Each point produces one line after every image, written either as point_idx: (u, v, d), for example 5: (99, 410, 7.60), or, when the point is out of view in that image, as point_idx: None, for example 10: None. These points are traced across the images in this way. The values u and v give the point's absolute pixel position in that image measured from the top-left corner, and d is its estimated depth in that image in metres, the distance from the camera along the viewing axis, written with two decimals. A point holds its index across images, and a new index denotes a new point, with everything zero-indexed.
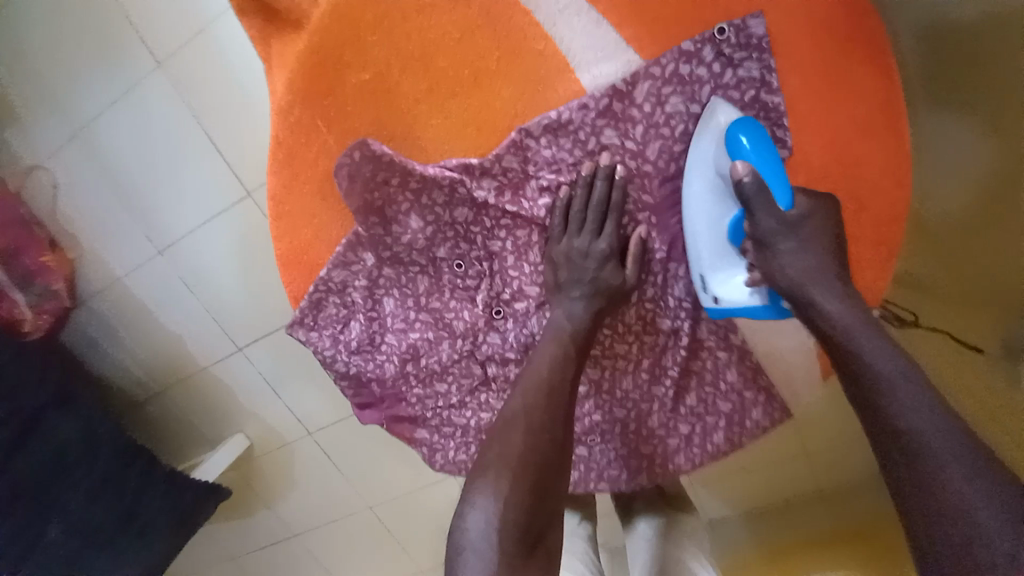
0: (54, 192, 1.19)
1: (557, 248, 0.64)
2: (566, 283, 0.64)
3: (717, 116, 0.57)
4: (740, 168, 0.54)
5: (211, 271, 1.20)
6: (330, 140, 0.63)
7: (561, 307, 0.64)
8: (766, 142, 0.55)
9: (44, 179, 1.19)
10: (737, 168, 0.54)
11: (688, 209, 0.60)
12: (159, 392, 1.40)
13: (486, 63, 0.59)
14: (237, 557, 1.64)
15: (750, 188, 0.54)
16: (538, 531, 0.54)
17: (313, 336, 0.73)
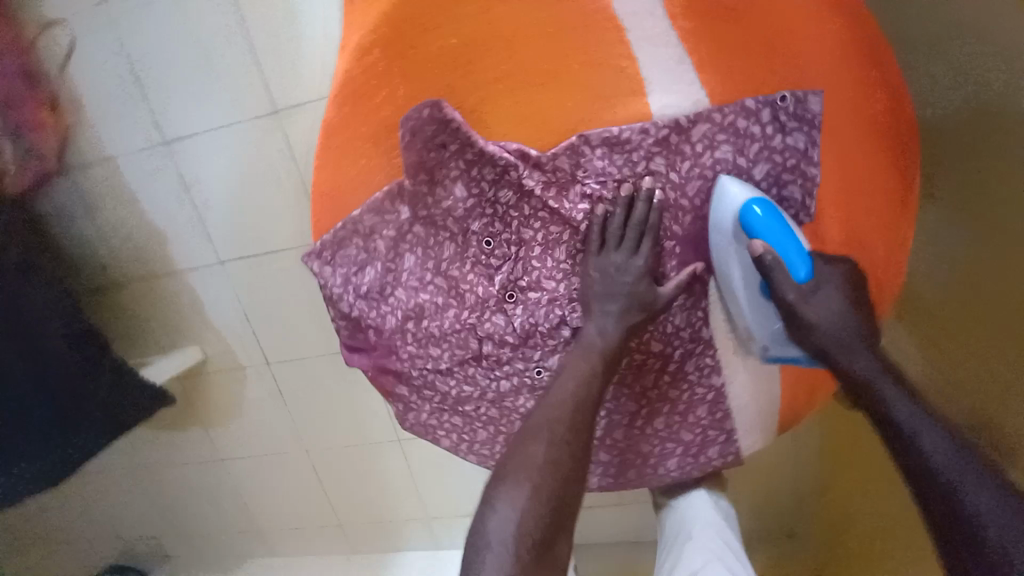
0: (65, 49, 1.12)
1: (597, 261, 0.68)
2: (602, 296, 0.68)
3: (727, 190, 0.62)
4: (758, 246, 0.60)
5: (214, 181, 1.18)
6: (398, 92, 0.64)
7: (594, 324, 0.69)
8: (776, 216, 0.60)
9: (60, 36, 1.11)
10: (756, 247, 0.60)
11: (722, 263, 0.66)
12: (123, 283, 1.36)
13: (567, 65, 0.62)
14: (156, 467, 1.60)
15: (770, 263, 0.61)
16: (551, 538, 0.59)
17: (325, 271, 0.74)
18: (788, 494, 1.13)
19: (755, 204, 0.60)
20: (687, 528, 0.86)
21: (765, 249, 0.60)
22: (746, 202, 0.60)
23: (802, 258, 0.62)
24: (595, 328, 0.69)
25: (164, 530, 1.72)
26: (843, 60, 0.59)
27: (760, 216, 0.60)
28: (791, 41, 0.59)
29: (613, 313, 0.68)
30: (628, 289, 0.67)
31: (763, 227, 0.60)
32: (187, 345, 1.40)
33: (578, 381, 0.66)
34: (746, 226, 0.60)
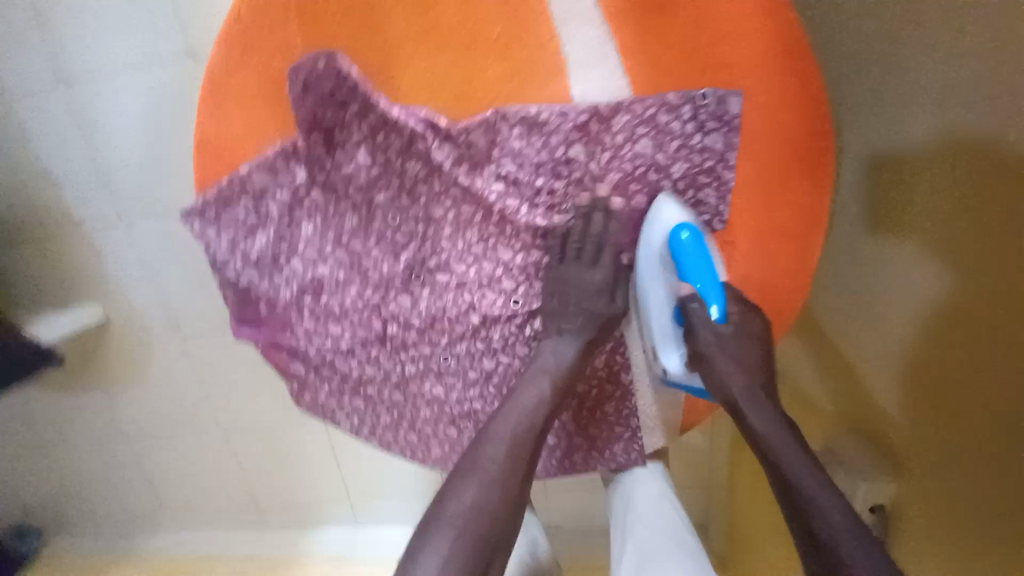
0: None
1: (557, 274, 0.67)
2: (561, 311, 0.67)
3: (662, 211, 0.62)
4: (683, 287, 0.62)
5: (115, 120, 1.03)
6: (289, 36, 0.55)
7: (551, 348, 0.66)
8: (703, 249, 0.62)
9: None
10: (681, 287, 0.62)
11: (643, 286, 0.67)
12: (7, 227, 1.19)
13: (487, 30, 0.56)
14: (48, 434, 1.46)
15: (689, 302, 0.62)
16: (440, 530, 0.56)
17: (208, 234, 0.65)
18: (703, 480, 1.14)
19: (684, 230, 0.61)
20: (634, 518, 0.73)
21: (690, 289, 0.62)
22: (677, 226, 0.61)
23: (719, 295, 0.63)
24: (553, 349, 0.66)
25: (60, 502, 1.57)
26: (777, 56, 0.54)
27: (686, 244, 0.61)
28: (723, 31, 0.54)
29: (573, 331, 0.66)
30: (583, 303, 0.66)
31: (687, 255, 0.61)
32: (86, 303, 1.24)
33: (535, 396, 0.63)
34: (674, 252, 0.62)
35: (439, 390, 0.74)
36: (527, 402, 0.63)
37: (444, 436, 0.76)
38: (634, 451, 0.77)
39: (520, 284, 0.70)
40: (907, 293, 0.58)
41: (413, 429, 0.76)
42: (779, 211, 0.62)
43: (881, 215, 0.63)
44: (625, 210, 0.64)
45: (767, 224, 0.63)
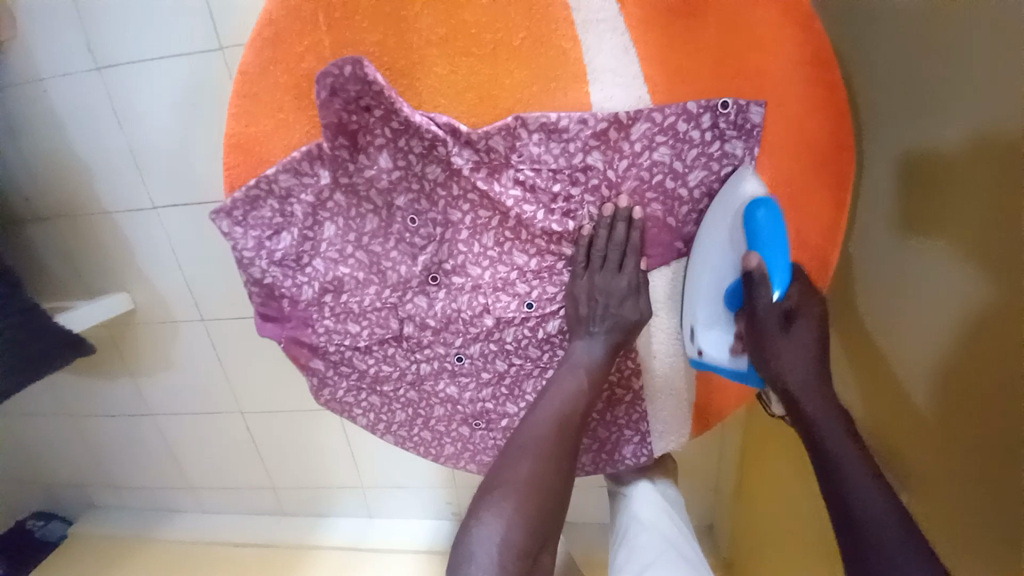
0: None
1: (581, 283, 0.68)
2: (587, 318, 0.68)
3: (742, 186, 0.59)
4: (752, 259, 0.57)
5: (151, 116, 1.08)
6: (324, 43, 0.58)
7: (583, 347, 0.68)
8: (781, 228, 0.57)
9: None
10: (750, 258, 0.58)
11: (699, 261, 0.64)
12: (48, 218, 1.25)
13: (509, 37, 0.57)
14: (80, 416, 1.52)
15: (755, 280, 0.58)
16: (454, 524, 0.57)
17: (236, 232, 0.68)
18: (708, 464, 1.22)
19: (762, 205, 0.57)
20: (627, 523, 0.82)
21: (759, 265, 0.57)
22: (755, 200, 0.58)
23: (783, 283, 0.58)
24: (583, 348, 0.68)
25: (87, 481, 1.64)
26: (795, 69, 0.56)
27: (761, 221, 0.57)
28: (747, 45, 0.56)
29: (600, 336, 0.67)
30: (610, 308, 0.67)
31: (761, 234, 0.57)
32: (115, 292, 1.29)
33: (561, 399, 0.64)
34: (748, 227, 0.58)
35: (453, 390, 0.76)
36: (558, 396, 0.65)
37: (456, 433, 0.78)
38: (644, 456, 0.78)
39: (534, 288, 0.70)
40: (930, 282, 0.53)
41: (427, 427, 0.78)
42: (796, 225, 0.62)
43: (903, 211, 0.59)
44: (643, 218, 0.64)
45: (783, 237, 0.63)
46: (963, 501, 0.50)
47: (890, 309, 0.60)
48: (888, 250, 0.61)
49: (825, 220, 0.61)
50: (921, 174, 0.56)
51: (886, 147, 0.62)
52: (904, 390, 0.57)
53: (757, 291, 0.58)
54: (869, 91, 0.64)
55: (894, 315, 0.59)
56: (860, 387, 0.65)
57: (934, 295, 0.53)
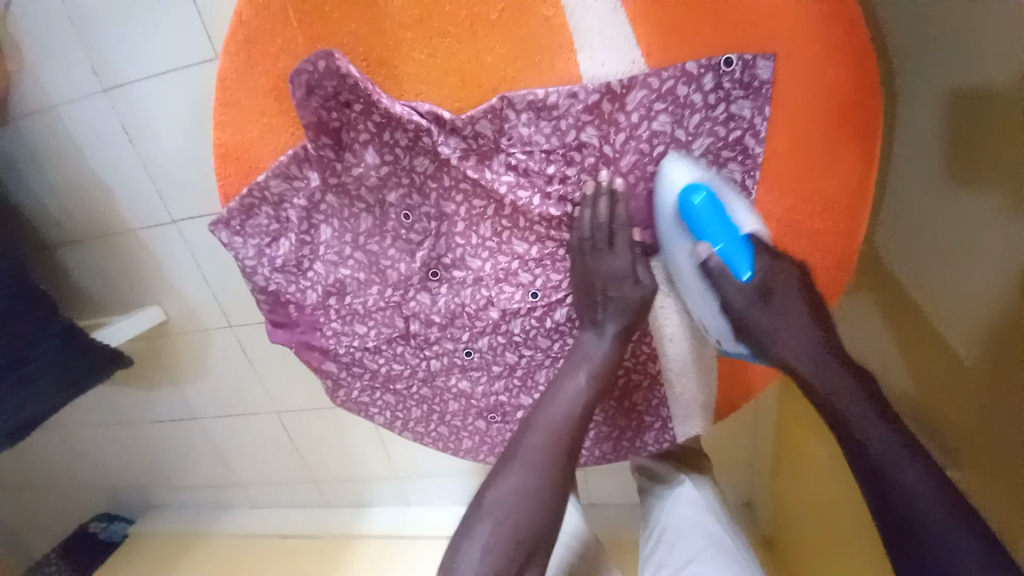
0: None
1: (580, 271, 0.64)
2: (594, 308, 0.65)
3: (671, 175, 0.57)
4: (702, 250, 0.59)
5: (158, 133, 1.10)
6: (297, 39, 0.56)
7: (591, 339, 0.65)
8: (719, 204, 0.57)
9: None
10: (700, 250, 0.59)
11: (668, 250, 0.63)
12: (78, 241, 1.30)
13: (487, 11, 0.53)
14: (131, 424, 1.61)
15: (713, 270, 0.59)
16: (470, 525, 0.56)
17: (236, 242, 0.68)
18: (739, 445, 1.20)
19: (699, 192, 0.56)
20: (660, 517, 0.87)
21: (709, 252, 0.59)
22: (685, 189, 0.56)
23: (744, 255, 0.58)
24: (592, 341, 0.65)
25: (145, 483, 1.75)
26: (805, 13, 0.51)
27: (700, 209, 0.56)
28: None
29: (609, 323, 0.64)
30: (611, 294, 0.64)
31: (704, 222, 0.57)
32: (147, 306, 1.34)
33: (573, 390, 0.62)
34: (687, 217, 0.58)
35: (465, 384, 0.74)
36: (570, 392, 0.63)
37: (473, 427, 0.77)
38: (667, 442, 0.75)
39: (538, 276, 0.67)
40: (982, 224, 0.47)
41: (444, 421, 0.78)
42: (816, 182, 0.57)
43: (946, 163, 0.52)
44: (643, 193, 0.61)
45: (800, 203, 0.58)
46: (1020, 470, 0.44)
47: (935, 269, 0.54)
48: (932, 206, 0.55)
49: (846, 182, 0.56)
50: (967, 120, 0.49)
51: (925, 87, 0.54)
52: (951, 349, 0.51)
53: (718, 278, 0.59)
54: (901, 27, 0.56)
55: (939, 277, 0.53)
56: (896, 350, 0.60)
57: (986, 255, 0.47)
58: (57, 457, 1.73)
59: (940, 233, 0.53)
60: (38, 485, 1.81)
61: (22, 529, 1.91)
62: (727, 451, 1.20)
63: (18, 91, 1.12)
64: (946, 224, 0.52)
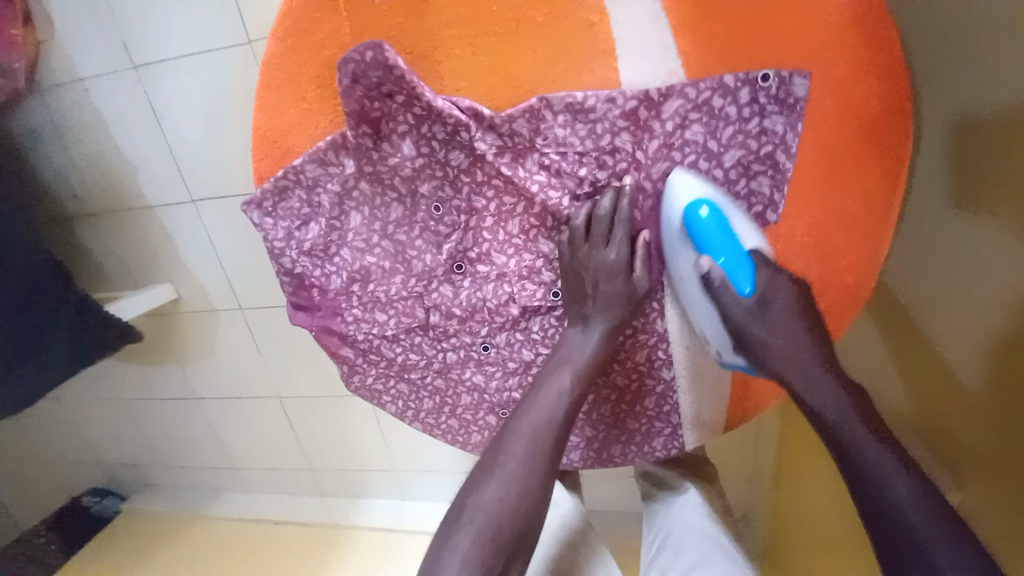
0: None
1: (575, 263, 0.65)
2: (586, 302, 0.65)
3: (677, 189, 0.59)
4: (704, 263, 0.60)
5: (186, 112, 1.11)
6: (345, 29, 0.58)
7: (577, 337, 0.65)
8: (725, 224, 0.58)
9: None
10: (703, 263, 0.60)
11: (671, 260, 0.64)
12: (96, 214, 1.31)
13: (533, 13, 0.55)
14: (132, 400, 1.62)
15: (716, 282, 0.60)
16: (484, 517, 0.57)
17: (267, 223, 0.69)
18: (742, 461, 1.20)
19: (703, 205, 0.57)
20: (665, 519, 0.89)
21: (712, 266, 0.59)
22: (694, 202, 0.58)
23: (747, 271, 0.59)
24: (577, 340, 0.65)
25: (141, 460, 1.75)
26: (844, 35, 0.52)
27: (706, 221, 0.57)
28: (791, 11, 0.51)
29: (596, 319, 0.65)
30: (601, 288, 0.64)
31: (708, 233, 0.58)
32: (159, 283, 1.35)
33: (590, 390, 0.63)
34: (691, 228, 0.59)
35: (479, 379, 0.75)
36: (557, 387, 0.63)
37: (485, 423, 0.77)
38: (674, 449, 0.75)
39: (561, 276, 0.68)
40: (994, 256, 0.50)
41: (455, 414, 0.78)
42: (837, 200, 0.58)
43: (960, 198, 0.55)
44: None
45: (823, 218, 0.59)
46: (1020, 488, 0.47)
47: (945, 297, 0.57)
48: (945, 237, 0.58)
49: (870, 200, 0.57)
50: (980, 160, 0.52)
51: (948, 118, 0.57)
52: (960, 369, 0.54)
53: (720, 292, 0.60)
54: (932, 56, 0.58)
55: (948, 305, 0.56)
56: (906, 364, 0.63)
57: (991, 287, 0.50)
58: (55, 429, 1.73)
59: (951, 264, 0.56)
60: (34, 456, 1.81)
61: (13, 500, 1.90)
62: (730, 467, 1.21)
63: (48, 61, 1.13)
64: (956, 255, 0.55)
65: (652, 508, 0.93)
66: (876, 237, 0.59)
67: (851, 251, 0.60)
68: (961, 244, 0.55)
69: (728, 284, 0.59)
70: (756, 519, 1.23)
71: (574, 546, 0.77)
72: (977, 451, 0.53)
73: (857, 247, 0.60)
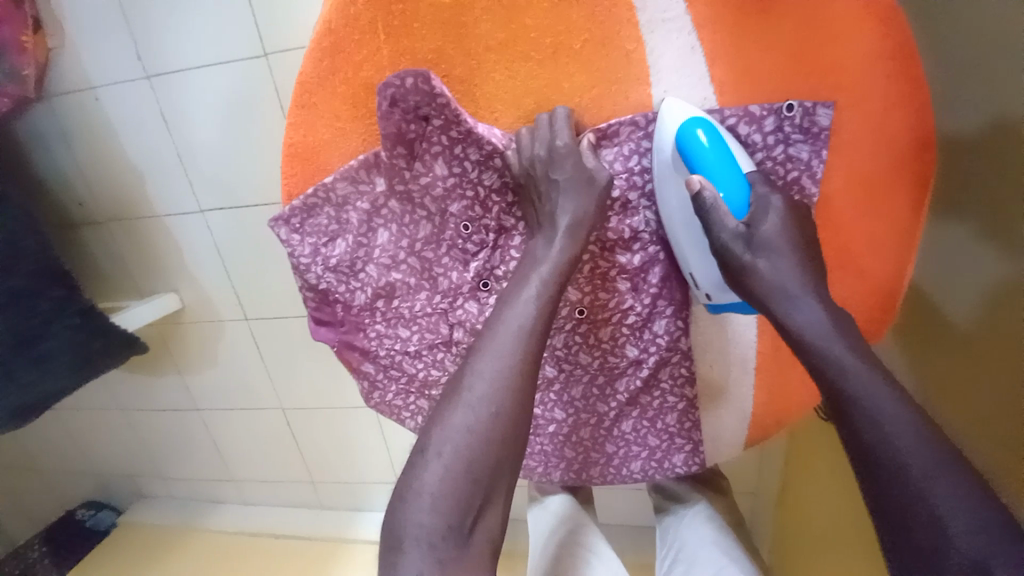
0: None
1: (523, 164, 0.60)
2: (547, 214, 0.60)
3: (670, 115, 0.57)
4: (695, 180, 0.55)
5: (199, 123, 1.12)
6: (383, 51, 0.59)
7: (542, 247, 0.59)
8: (721, 142, 0.55)
9: None
10: (692, 180, 0.55)
11: (660, 196, 0.61)
12: (101, 222, 1.30)
13: (571, 40, 0.56)
14: (130, 410, 1.59)
15: (707, 201, 0.55)
16: None
17: (294, 240, 0.69)
18: (749, 476, 1.23)
19: (700, 129, 0.55)
20: (679, 533, 0.90)
21: (703, 184, 0.55)
22: (690, 121, 0.55)
23: (740, 191, 0.56)
24: (541, 247, 0.59)
25: (137, 471, 1.72)
26: (873, 70, 0.53)
27: (704, 145, 0.55)
28: (824, 43, 0.53)
29: (555, 222, 0.59)
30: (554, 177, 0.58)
31: (705, 157, 0.55)
32: (164, 292, 1.34)
33: None
34: (687, 152, 0.56)
35: None
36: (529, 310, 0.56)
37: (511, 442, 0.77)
38: (696, 466, 0.76)
39: (586, 295, 0.69)
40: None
41: None
42: (866, 225, 0.60)
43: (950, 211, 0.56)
44: None
45: (850, 243, 0.61)
46: None
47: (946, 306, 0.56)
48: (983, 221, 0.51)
49: (897, 226, 0.59)
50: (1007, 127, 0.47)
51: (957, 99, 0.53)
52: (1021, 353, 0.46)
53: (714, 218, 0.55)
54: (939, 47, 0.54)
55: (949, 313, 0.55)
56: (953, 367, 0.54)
57: None
58: (49, 438, 1.70)
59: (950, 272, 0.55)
60: (27, 466, 1.77)
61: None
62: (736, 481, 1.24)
63: (58, 69, 1.13)
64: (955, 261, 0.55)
65: (665, 523, 0.94)
66: (901, 259, 0.60)
67: (877, 272, 0.61)
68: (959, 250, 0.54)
69: (725, 214, 0.55)
70: (761, 536, 1.25)
71: (574, 554, 0.79)
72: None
73: (885, 270, 0.61)
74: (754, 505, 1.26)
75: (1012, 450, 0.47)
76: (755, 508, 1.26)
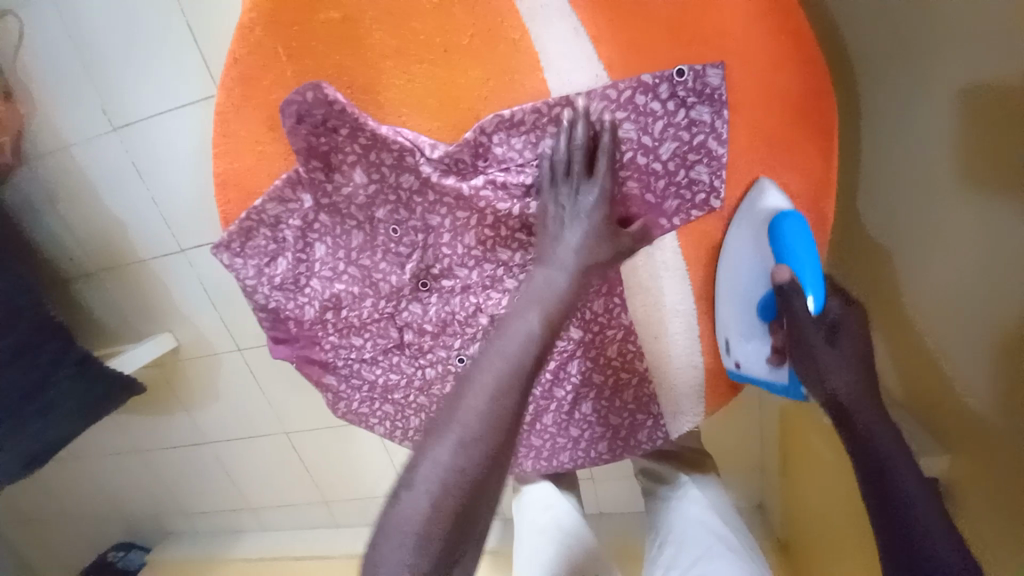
0: (16, 42, 1.10)
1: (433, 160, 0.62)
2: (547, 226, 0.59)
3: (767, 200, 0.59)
4: (783, 273, 0.54)
5: (167, 167, 1.16)
6: (288, 72, 0.60)
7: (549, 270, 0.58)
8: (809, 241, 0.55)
9: (12, 27, 1.09)
10: (779, 273, 0.55)
11: (728, 273, 0.64)
12: (91, 274, 1.36)
13: (459, 38, 0.58)
14: (143, 451, 1.65)
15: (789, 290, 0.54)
16: None
17: (236, 263, 0.72)
18: (743, 444, 1.23)
19: (786, 225, 0.56)
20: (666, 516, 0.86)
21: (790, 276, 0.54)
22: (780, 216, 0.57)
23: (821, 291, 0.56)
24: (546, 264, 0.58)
25: (158, 510, 1.77)
26: (747, 27, 0.54)
27: (788, 240, 0.56)
28: (701, 8, 0.54)
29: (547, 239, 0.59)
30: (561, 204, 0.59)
31: (790, 252, 0.56)
32: (159, 334, 1.39)
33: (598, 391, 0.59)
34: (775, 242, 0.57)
35: None
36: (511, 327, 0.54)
37: None
38: (659, 439, 0.76)
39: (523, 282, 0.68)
40: (995, 254, 0.49)
41: None
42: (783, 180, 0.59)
43: (922, 207, 0.58)
44: (620, 198, 0.60)
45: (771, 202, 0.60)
46: (1001, 474, 0.52)
47: (929, 296, 0.58)
48: (937, 222, 0.56)
49: (812, 178, 0.59)
50: (972, 142, 0.49)
51: (948, 74, 0.52)
52: (966, 363, 0.54)
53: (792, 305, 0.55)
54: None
55: (933, 313, 0.58)
56: (904, 333, 0.63)
57: (998, 277, 0.49)
58: (72, 487, 1.76)
59: (943, 284, 0.56)
60: (55, 517, 1.84)
61: (37, 563, 1.93)
62: (729, 450, 1.24)
63: (29, 133, 1.19)
64: (938, 262, 0.57)
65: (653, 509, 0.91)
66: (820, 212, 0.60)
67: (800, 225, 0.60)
68: (940, 249, 0.56)
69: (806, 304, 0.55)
70: (768, 498, 1.25)
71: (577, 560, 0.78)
72: (966, 435, 0.56)
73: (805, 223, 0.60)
74: (755, 470, 1.26)
75: (930, 413, 0.61)
76: (756, 473, 1.26)
